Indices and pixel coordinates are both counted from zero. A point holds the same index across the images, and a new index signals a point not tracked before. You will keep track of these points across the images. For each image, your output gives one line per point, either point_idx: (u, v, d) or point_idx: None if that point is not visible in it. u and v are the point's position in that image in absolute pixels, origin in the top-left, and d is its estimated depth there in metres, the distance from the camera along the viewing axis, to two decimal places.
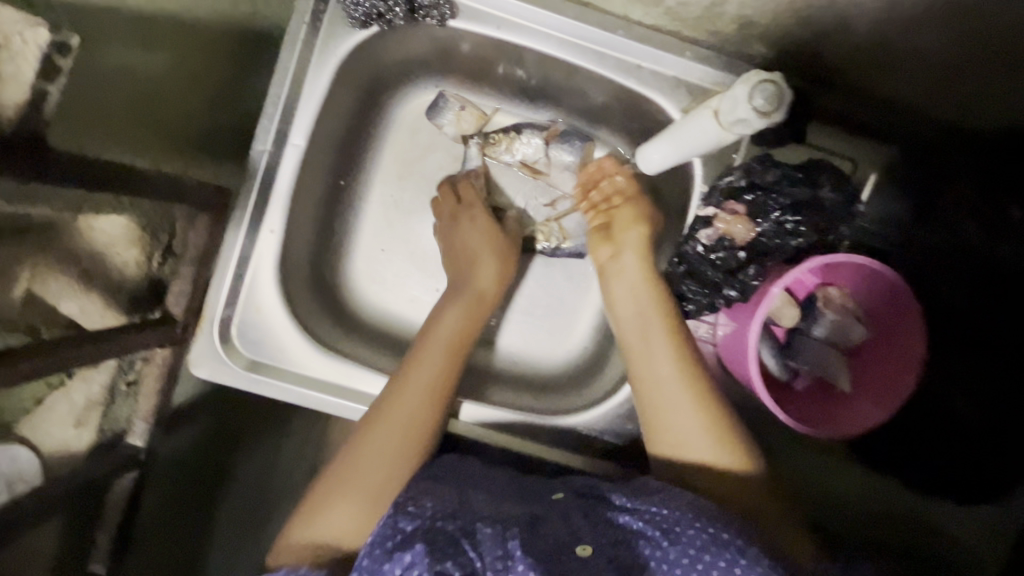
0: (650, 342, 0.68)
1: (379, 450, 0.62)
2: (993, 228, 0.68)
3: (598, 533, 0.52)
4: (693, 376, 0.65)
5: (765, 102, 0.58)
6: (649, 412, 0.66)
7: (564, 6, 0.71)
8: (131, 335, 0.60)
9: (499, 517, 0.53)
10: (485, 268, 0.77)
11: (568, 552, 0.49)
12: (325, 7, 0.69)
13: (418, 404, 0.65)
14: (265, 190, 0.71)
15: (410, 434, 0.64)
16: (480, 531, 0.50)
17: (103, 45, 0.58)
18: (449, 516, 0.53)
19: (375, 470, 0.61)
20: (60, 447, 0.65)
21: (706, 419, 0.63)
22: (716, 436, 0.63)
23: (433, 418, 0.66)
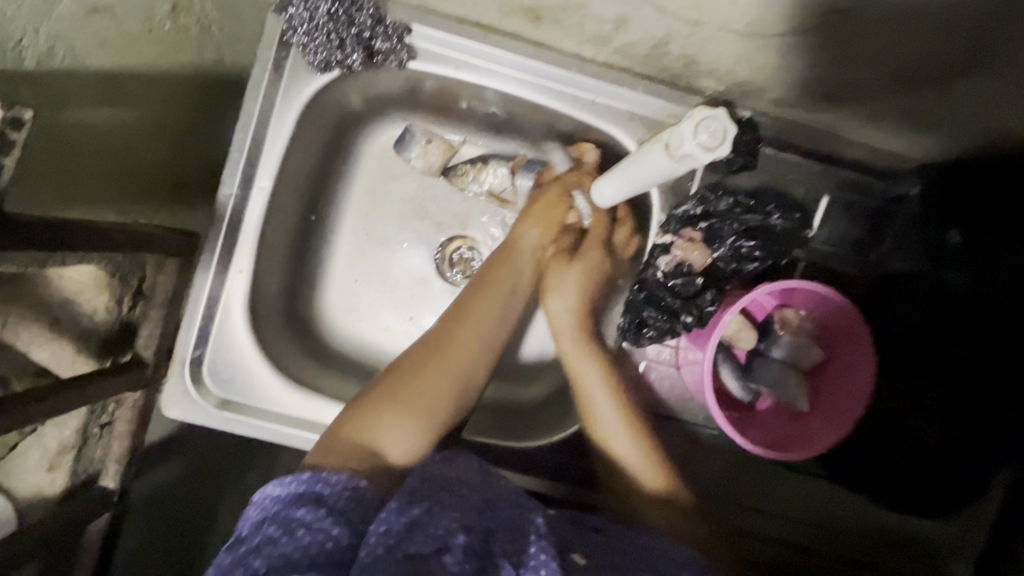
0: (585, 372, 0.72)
1: (430, 383, 0.63)
2: (938, 255, 0.70)
3: (599, 552, 0.50)
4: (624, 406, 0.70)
5: (710, 138, 0.60)
6: (588, 432, 0.71)
7: (519, 46, 0.73)
8: (102, 382, 0.62)
9: (521, 497, 0.52)
10: (531, 231, 0.76)
11: (572, 551, 0.49)
12: (286, 54, 0.71)
13: (469, 347, 0.67)
14: (232, 232, 0.72)
15: (459, 374, 0.65)
16: (502, 508, 0.49)
17: (65, 108, 0.54)
18: (473, 489, 0.52)
19: (424, 396, 0.62)
20: (34, 491, 0.68)
21: (639, 446, 0.68)
22: (643, 459, 0.68)
23: (480, 367, 0.67)
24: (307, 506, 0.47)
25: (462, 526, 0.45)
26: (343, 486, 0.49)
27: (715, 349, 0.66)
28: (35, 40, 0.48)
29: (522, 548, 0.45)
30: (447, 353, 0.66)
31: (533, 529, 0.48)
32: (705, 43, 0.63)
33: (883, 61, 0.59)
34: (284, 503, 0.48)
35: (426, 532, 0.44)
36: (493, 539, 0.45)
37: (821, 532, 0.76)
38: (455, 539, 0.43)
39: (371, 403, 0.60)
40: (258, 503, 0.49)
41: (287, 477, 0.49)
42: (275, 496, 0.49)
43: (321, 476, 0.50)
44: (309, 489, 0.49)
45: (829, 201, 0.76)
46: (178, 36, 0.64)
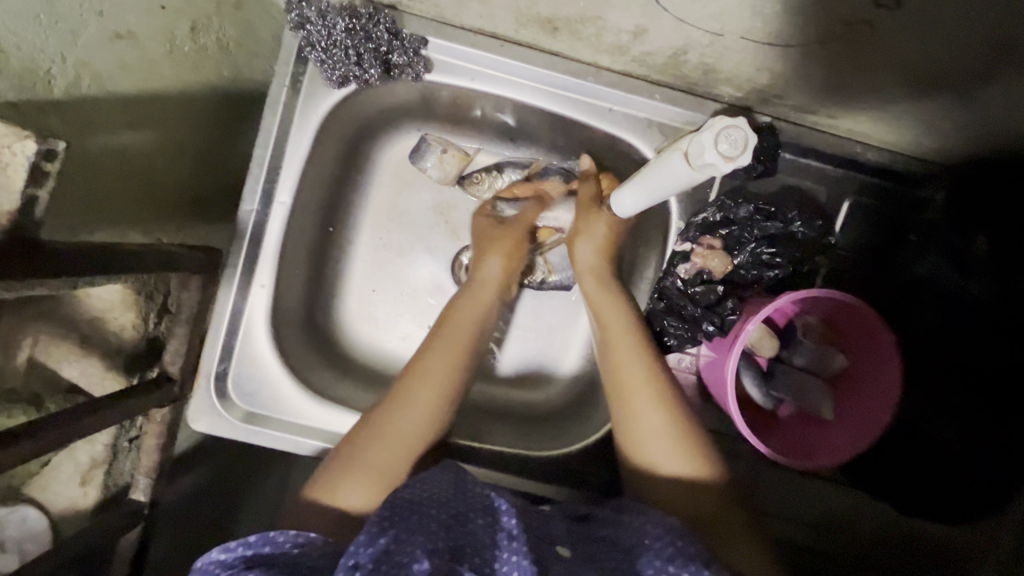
0: (618, 352, 0.70)
1: (392, 431, 0.62)
2: (962, 263, 0.69)
3: (572, 538, 0.54)
4: (659, 386, 0.67)
5: (731, 148, 0.59)
6: (621, 418, 0.68)
7: (535, 56, 0.73)
8: (133, 400, 0.62)
9: (490, 509, 0.51)
10: (492, 263, 0.77)
11: (550, 548, 0.51)
12: (303, 70, 0.71)
13: (432, 391, 0.65)
14: (254, 247, 0.73)
15: (424, 419, 0.64)
16: (472, 521, 0.49)
17: (92, 134, 0.56)
18: (441, 505, 0.51)
19: (382, 448, 0.61)
20: (67, 504, 0.69)
21: (675, 429, 0.65)
22: (681, 449, 0.64)
23: (445, 411, 0.66)
24: (256, 569, 0.47)
25: (429, 548, 0.45)
26: (291, 541, 0.49)
27: (737, 358, 0.66)
28: (63, 69, 0.51)
29: (492, 557, 0.47)
30: (408, 397, 0.64)
31: (502, 534, 0.49)
32: (725, 52, 0.62)
33: (904, 69, 0.58)
34: (232, 569, 0.48)
35: (391, 561, 0.43)
36: (461, 554, 0.46)
37: (833, 533, 0.76)
38: (420, 565, 0.43)
39: (339, 461, 0.61)
40: (202, 571, 0.49)
41: (230, 542, 0.49)
42: (221, 561, 0.49)
43: (268, 536, 0.50)
44: (257, 553, 0.49)
45: (853, 205, 0.75)
46: (197, 56, 0.65)
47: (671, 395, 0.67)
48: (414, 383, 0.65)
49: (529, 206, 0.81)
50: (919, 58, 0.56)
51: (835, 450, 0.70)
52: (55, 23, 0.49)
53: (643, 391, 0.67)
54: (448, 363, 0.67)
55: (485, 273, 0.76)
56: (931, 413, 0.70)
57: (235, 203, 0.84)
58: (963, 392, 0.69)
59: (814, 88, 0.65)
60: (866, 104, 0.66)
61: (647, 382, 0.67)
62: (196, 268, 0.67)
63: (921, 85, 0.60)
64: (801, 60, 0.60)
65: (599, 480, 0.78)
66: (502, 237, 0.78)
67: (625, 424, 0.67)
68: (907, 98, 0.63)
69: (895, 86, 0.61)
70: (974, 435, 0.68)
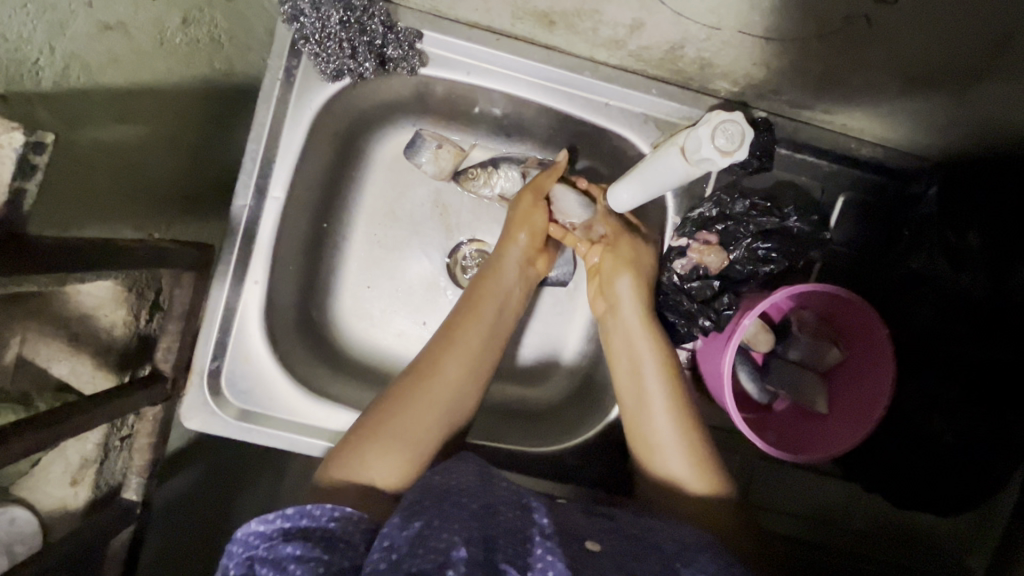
0: (633, 363, 0.70)
1: (421, 408, 0.62)
2: (957, 256, 0.68)
3: (603, 536, 0.55)
4: (674, 402, 0.67)
5: (728, 143, 0.61)
6: (636, 433, 0.69)
7: (531, 50, 0.72)
8: (124, 398, 0.61)
9: (519, 503, 0.54)
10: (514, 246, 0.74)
11: (579, 542, 0.51)
12: (297, 63, 0.71)
13: (457, 370, 0.65)
14: (247, 243, 0.72)
15: (450, 401, 0.64)
16: (503, 515, 0.51)
17: (81, 126, 0.55)
18: (472, 496, 0.53)
19: (412, 428, 0.61)
20: (57, 505, 0.68)
21: (687, 446, 0.66)
22: (693, 461, 0.65)
23: (471, 392, 0.66)
24: (295, 542, 0.47)
25: (465, 536, 0.46)
26: (327, 515, 0.50)
27: (733, 355, 0.66)
28: (51, 60, 0.49)
29: (527, 552, 0.47)
30: (435, 377, 0.64)
31: (535, 532, 0.50)
32: (722, 46, 0.62)
33: (901, 63, 0.58)
34: (270, 541, 0.48)
35: (428, 546, 0.45)
36: (495, 545, 0.46)
37: (829, 528, 0.78)
38: (458, 551, 0.44)
39: (367, 432, 0.60)
40: (241, 542, 0.49)
41: (268, 513, 0.50)
42: (260, 532, 0.49)
43: (306, 510, 0.50)
44: (295, 526, 0.49)
45: (846, 200, 0.75)
46: (189, 48, 0.64)
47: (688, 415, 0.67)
48: (442, 362, 0.65)
49: (545, 175, 0.75)
50: (917, 53, 0.56)
51: (829, 443, 0.70)
52: (42, 13, 0.47)
53: (659, 409, 0.67)
54: (473, 344, 0.67)
55: (509, 251, 0.74)
56: (924, 407, 0.71)
57: (227, 199, 0.83)
58: (956, 385, 0.69)
59: (810, 84, 0.65)
60: (863, 99, 0.66)
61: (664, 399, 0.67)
62: (188, 265, 0.66)
63: (919, 81, 0.60)
64: (797, 55, 0.61)
65: (597, 475, 0.79)
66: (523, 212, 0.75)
67: (639, 438, 0.68)
68: (902, 94, 0.63)
69: (892, 81, 0.61)
70: (966, 428, 0.69)
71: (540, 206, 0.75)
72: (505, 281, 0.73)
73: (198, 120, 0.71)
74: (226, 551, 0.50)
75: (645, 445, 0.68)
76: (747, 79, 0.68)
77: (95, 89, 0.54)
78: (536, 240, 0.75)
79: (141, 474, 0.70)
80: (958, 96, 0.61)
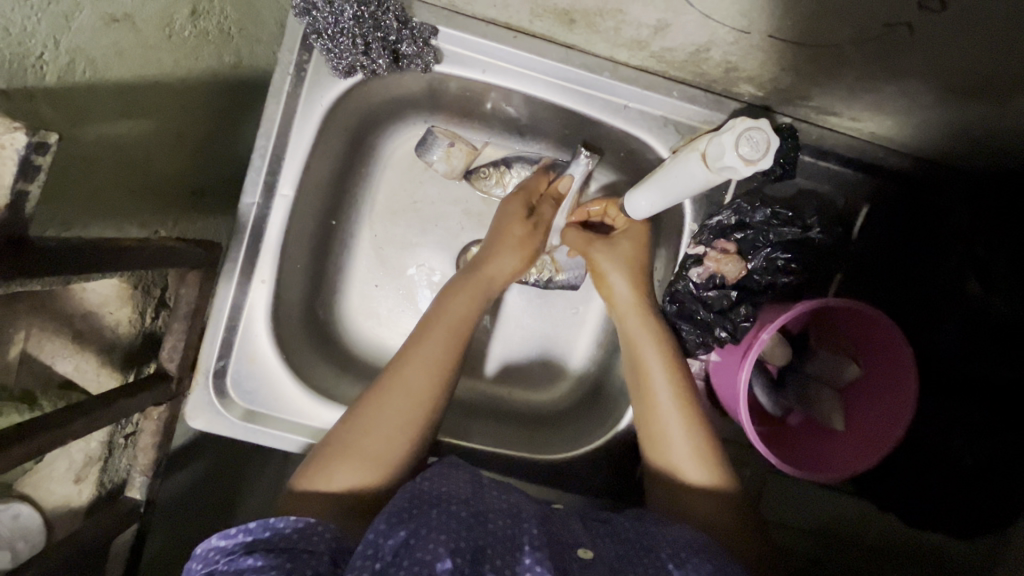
0: (641, 351, 0.69)
1: (392, 414, 0.63)
2: (988, 275, 0.64)
3: (599, 542, 0.55)
4: (684, 397, 0.67)
5: (752, 151, 0.57)
6: (646, 430, 0.68)
7: (549, 48, 0.70)
8: (127, 400, 0.60)
9: (510, 511, 0.55)
10: (506, 259, 0.75)
11: (572, 552, 0.52)
12: (308, 57, 0.69)
13: (422, 376, 0.66)
14: (255, 242, 0.71)
15: (418, 405, 0.65)
16: (493, 523, 0.52)
17: (85, 124, 0.52)
18: (462, 504, 0.54)
19: (381, 435, 0.62)
20: (61, 502, 0.68)
21: (696, 444, 0.65)
22: (699, 456, 0.65)
23: (439, 398, 0.66)
24: (256, 553, 0.49)
25: (451, 547, 0.47)
26: (290, 526, 0.52)
27: (750, 369, 0.65)
28: (55, 55, 0.46)
29: (516, 562, 0.48)
30: (400, 384, 0.65)
31: (525, 540, 0.51)
32: (750, 51, 0.60)
33: (936, 73, 0.55)
34: (232, 554, 0.51)
35: (414, 557, 0.46)
36: (483, 557, 0.47)
37: (832, 544, 0.78)
38: (443, 563, 0.45)
39: (341, 443, 0.62)
40: (202, 558, 0.52)
41: (231, 528, 0.52)
42: (221, 548, 0.52)
43: (269, 523, 0.53)
44: (258, 538, 0.52)
45: (869, 209, 0.73)
46: (197, 42, 0.62)
47: (692, 410, 0.67)
48: (405, 369, 0.66)
49: (546, 204, 0.78)
50: (958, 64, 0.53)
51: (844, 464, 0.68)
52: (46, 6, 0.44)
53: (671, 408, 0.66)
54: (437, 350, 0.67)
55: (499, 257, 0.75)
56: (946, 426, 0.68)
57: (234, 195, 0.82)
58: (979, 409, 0.67)
59: (839, 90, 0.63)
60: (896, 106, 0.63)
61: (677, 402, 0.67)
62: (194, 264, 0.64)
63: (956, 91, 0.57)
64: (829, 61, 0.58)
65: (604, 483, 0.78)
66: (519, 235, 0.76)
67: (643, 431, 0.68)
68: (936, 104, 0.61)
69: (927, 88, 0.58)
70: (991, 449, 0.66)
71: (537, 231, 0.77)
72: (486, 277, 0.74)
73: (203, 114, 0.69)
74: (187, 567, 0.52)
75: (658, 445, 0.67)
76: (774, 84, 0.65)
77: (102, 84, 0.52)
78: (525, 258, 0.77)
79: (145, 472, 0.69)
80: (994, 108, 0.58)
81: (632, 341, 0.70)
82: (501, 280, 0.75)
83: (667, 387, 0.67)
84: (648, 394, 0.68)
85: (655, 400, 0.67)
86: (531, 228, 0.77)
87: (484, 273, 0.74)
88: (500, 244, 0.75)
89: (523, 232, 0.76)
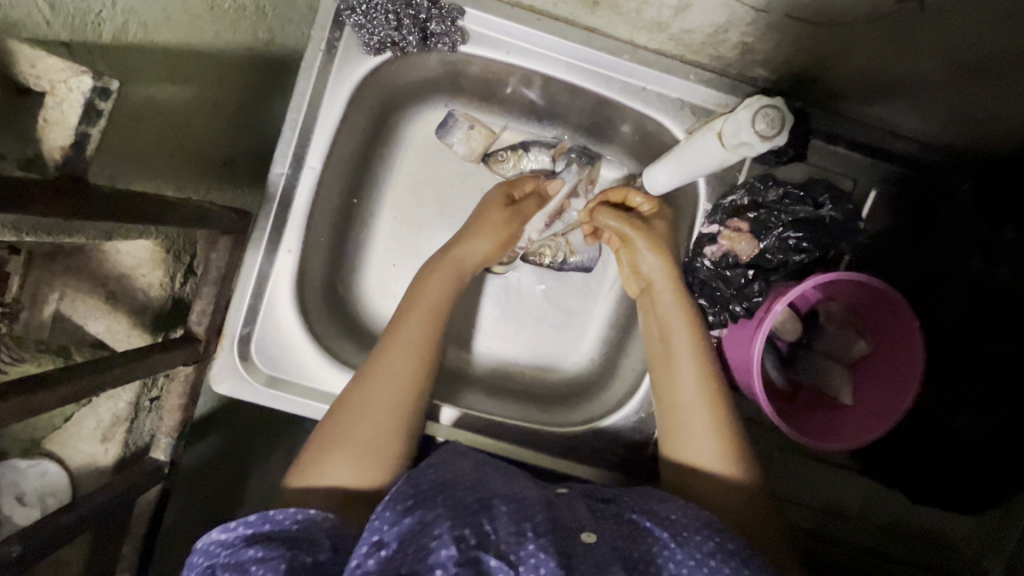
0: (672, 337, 0.71)
1: (379, 399, 0.65)
2: (994, 252, 0.68)
3: (598, 523, 0.55)
4: (711, 385, 0.68)
5: (768, 126, 0.61)
6: (670, 419, 0.69)
7: (571, 31, 0.73)
8: (159, 355, 0.62)
9: (514, 498, 0.56)
10: (480, 242, 0.76)
11: (575, 534, 0.52)
12: (339, 35, 0.71)
13: (403, 359, 0.68)
14: (283, 212, 0.73)
15: (401, 390, 0.66)
16: (497, 509, 0.53)
17: (135, 83, 0.55)
18: (467, 490, 0.56)
19: (369, 423, 0.64)
20: (87, 460, 0.69)
21: (715, 430, 0.66)
22: (721, 445, 0.66)
23: (422, 380, 0.68)
24: (257, 545, 0.51)
25: (455, 533, 0.49)
26: (291, 518, 0.54)
27: (763, 341, 0.67)
28: (113, 14, 0.49)
29: (519, 547, 0.49)
30: (379, 369, 0.67)
31: (529, 526, 0.52)
32: (767, 30, 0.63)
33: (942, 54, 0.58)
34: (233, 547, 0.52)
35: (419, 543, 0.49)
36: (487, 542, 0.49)
37: (841, 522, 0.78)
38: (445, 551, 0.47)
39: (332, 436, 0.63)
40: (203, 551, 0.53)
41: (231, 522, 0.54)
42: (221, 541, 0.53)
43: (269, 515, 0.54)
44: (258, 531, 0.53)
45: (877, 194, 0.75)
46: (236, 16, 0.65)
47: (719, 400, 0.68)
48: (383, 357, 0.68)
49: (529, 201, 0.81)
50: (965, 45, 0.56)
51: (853, 434, 0.70)
52: None
53: (691, 398, 0.68)
54: (415, 333, 0.69)
55: (476, 244, 0.76)
56: (951, 401, 0.70)
57: (260, 171, 0.84)
58: (980, 383, 0.70)
59: (849, 71, 0.66)
60: (904, 87, 0.66)
61: (699, 392, 0.68)
62: (227, 228, 0.67)
63: (961, 73, 0.60)
64: (839, 41, 0.61)
65: (619, 458, 0.79)
66: (496, 221, 0.77)
67: (669, 420, 0.69)
68: (943, 87, 0.63)
69: (936, 70, 0.61)
70: (995, 422, 0.69)
71: (514, 219, 0.78)
72: (461, 270, 0.75)
73: (237, 85, 0.71)
74: (187, 560, 0.54)
75: (677, 437, 0.68)
76: (788, 66, 0.68)
77: (151, 47, 0.55)
78: (501, 245, 0.78)
79: (170, 434, 0.71)
80: (1000, 92, 0.60)
81: (664, 327, 0.72)
82: (471, 262, 0.76)
83: (694, 376, 0.68)
84: (673, 386, 0.69)
85: (677, 391, 0.69)
86: (509, 216, 0.78)
87: (454, 254, 0.75)
88: (476, 229, 0.77)
89: (501, 219, 0.78)
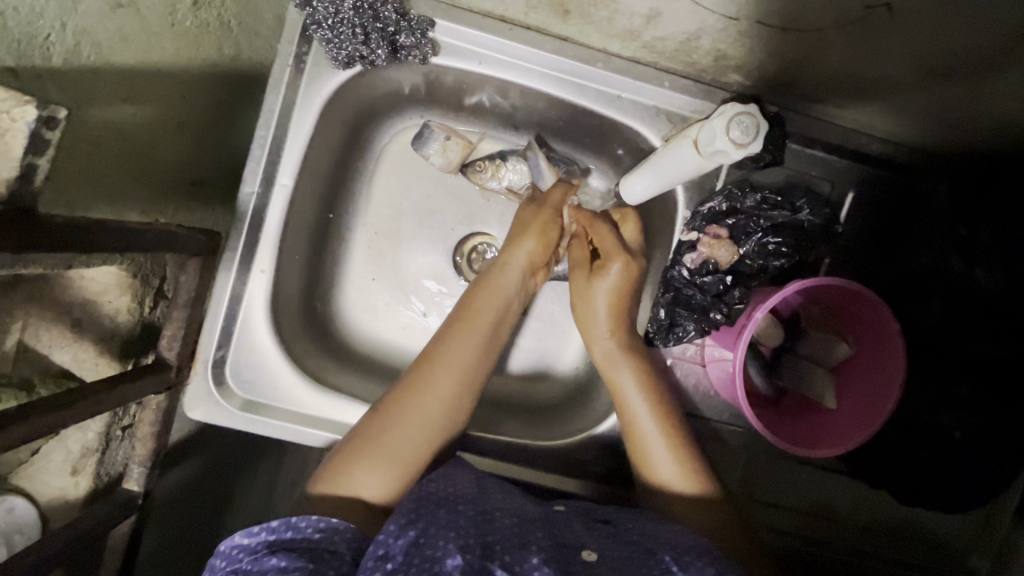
0: (613, 370, 0.72)
1: (421, 412, 0.65)
2: (969, 252, 0.67)
3: (599, 542, 0.54)
4: (662, 412, 0.70)
5: (742, 134, 0.62)
6: (631, 444, 0.70)
7: (543, 40, 0.72)
8: (125, 385, 0.60)
9: (516, 512, 0.56)
10: (525, 245, 0.73)
11: (575, 552, 0.51)
12: (307, 49, 0.70)
13: (449, 377, 0.67)
14: (255, 231, 0.72)
15: (442, 405, 0.66)
16: (500, 520, 0.53)
17: (90, 106, 0.54)
18: (468, 503, 0.55)
19: (406, 436, 0.64)
20: (58, 493, 0.68)
21: (676, 454, 0.68)
22: (682, 465, 0.68)
23: (464, 407, 0.68)
24: (279, 554, 0.50)
25: (460, 543, 0.48)
26: (312, 526, 0.52)
27: (745, 349, 0.66)
28: (62, 37, 0.49)
29: (523, 560, 0.48)
30: (427, 388, 0.66)
31: (534, 541, 0.51)
32: (738, 37, 0.62)
33: (912, 57, 0.58)
34: (256, 554, 0.51)
35: (423, 555, 0.47)
36: (492, 552, 0.48)
37: (829, 525, 0.78)
38: (453, 559, 0.46)
39: (360, 442, 0.63)
40: (225, 555, 0.53)
41: (253, 527, 0.53)
42: (244, 545, 0.52)
43: (291, 522, 0.53)
44: (280, 538, 0.52)
45: (855, 197, 0.75)
46: (199, 31, 0.63)
47: (676, 425, 0.70)
48: (431, 370, 0.67)
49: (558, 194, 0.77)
50: (932, 49, 0.56)
51: (837, 441, 0.69)
52: None
53: (654, 431, 0.69)
54: (466, 350, 0.69)
55: (513, 261, 0.73)
56: (935, 401, 0.70)
57: (229, 190, 0.83)
58: (963, 382, 0.69)
59: (823, 76, 0.66)
60: (876, 90, 0.65)
61: (649, 414, 0.70)
62: (195, 251, 0.65)
63: (928, 74, 0.60)
64: (815, 45, 0.60)
65: (604, 469, 0.78)
66: (542, 222, 0.75)
67: (630, 445, 0.70)
68: (916, 89, 0.63)
69: (907, 73, 0.61)
70: (977, 423, 0.68)
71: (557, 221, 0.75)
72: (506, 293, 0.72)
73: (203, 103, 0.70)
74: (211, 562, 0.54)
75: (639, 455, 0.70)
76: (762, 71, 0.68)
77: (106, 69, 0.54)
78: (547, 248, 0.74)
79: (143, 464, 0.69)
80: (970, 93, 0.60)
81: (605, 365, 0.73)
82: (521, 266, 0.73)
83: (646, 405, 0.70)
84: (623, 409, 0.71)
85: (632, 416, 0.70)
86: (551, 217, 0.75)
87: (497, 264, 0.74)
88: (516, 236, 0.74)
89: (545, 219, 0.75)
